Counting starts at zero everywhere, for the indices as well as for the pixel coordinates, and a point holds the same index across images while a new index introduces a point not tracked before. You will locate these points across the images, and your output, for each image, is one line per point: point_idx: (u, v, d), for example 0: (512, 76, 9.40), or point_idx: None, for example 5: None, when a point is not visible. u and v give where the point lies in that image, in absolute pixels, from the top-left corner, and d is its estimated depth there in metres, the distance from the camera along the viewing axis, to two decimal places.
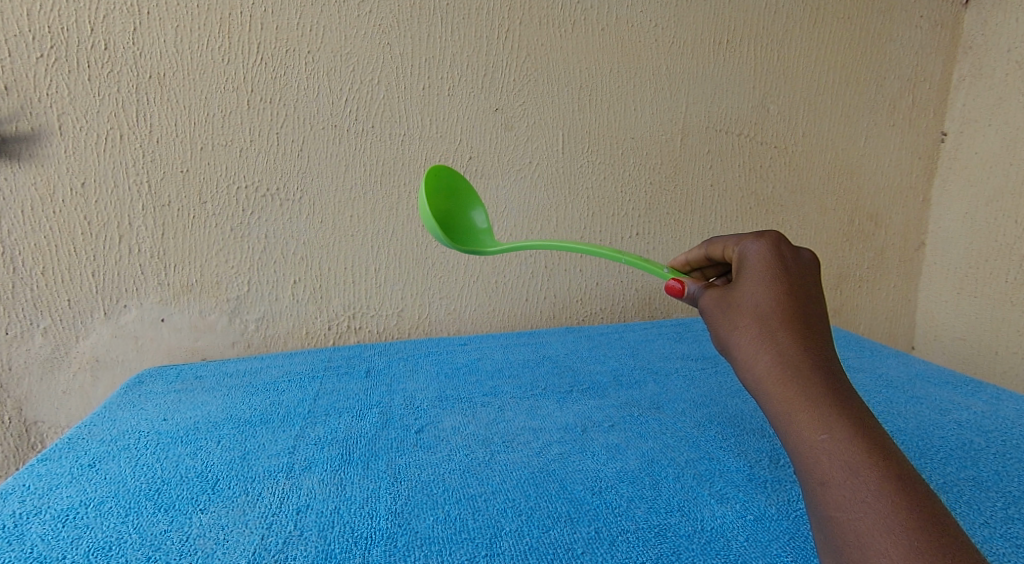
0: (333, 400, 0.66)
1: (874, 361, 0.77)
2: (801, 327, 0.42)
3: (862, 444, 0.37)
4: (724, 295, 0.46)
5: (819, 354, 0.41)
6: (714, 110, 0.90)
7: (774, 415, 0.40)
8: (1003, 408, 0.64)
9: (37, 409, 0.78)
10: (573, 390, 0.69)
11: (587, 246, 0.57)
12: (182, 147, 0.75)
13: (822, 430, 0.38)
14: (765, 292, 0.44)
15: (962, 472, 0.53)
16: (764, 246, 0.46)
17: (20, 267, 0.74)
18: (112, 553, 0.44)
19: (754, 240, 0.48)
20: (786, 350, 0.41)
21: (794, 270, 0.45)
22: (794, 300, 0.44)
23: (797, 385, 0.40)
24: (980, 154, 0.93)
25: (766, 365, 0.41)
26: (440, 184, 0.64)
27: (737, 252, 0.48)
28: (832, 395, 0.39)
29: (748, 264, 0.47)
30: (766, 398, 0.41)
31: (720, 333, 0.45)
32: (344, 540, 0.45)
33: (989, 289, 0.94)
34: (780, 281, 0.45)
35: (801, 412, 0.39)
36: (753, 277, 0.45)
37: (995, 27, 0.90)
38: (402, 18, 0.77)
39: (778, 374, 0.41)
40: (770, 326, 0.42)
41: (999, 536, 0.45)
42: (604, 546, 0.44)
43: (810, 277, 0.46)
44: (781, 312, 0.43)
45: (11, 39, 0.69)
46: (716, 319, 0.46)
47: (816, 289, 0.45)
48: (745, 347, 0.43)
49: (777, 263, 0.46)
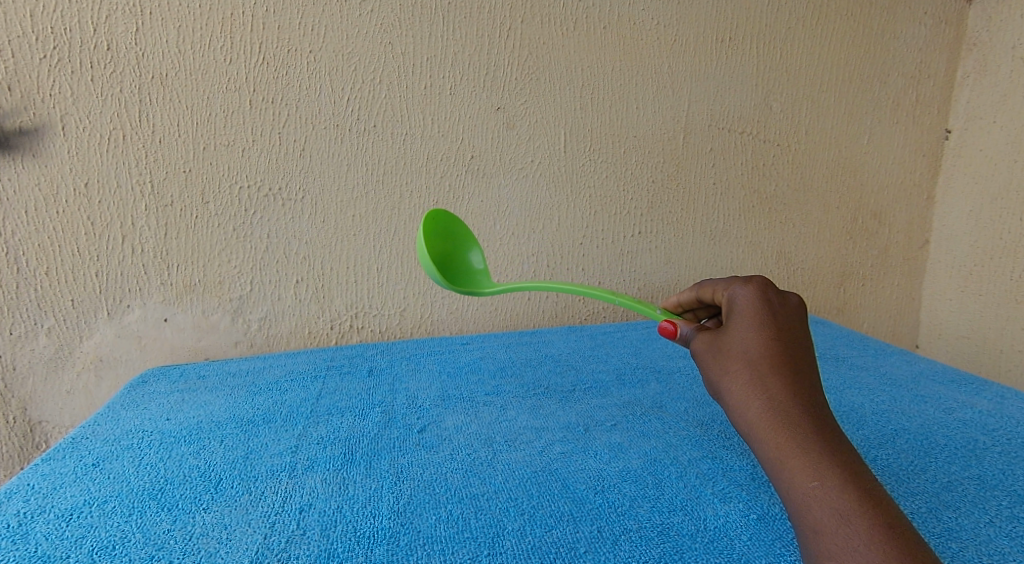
0: (336, 399, 0.66)
1: (877, 359, 0.76)
2: (789, 372, 0.45)
3: (852, 493, 0.39)
4: (715, 339, 0.49)
5: (808, 400, 0.44)
6: (716, 109, 0.90)
7: (768, 462, 0.42)
8: (1008, 407, 0.64)
9: (41, 409, 0.78)
10: (575, 389, 0.69)
11: (586, 287, 0.62)
12: (184, 147, 0.75)
13: (813, 477, 0.40)
14: (754, 337, 0.47)
15: (967, 471, 0.52)
16: (750, 291, 0.50)
17: (24, 267, 0.74)
18: (115, 552, 0.44)
19: (742, 285, 0.51)
20: (776, 396, 0.44)
21: (780, 315, 0.49)
22: (782, 345, 0.46)
23: (788, 432, 0.42)
24: (984, 151, 0.93)
25: (757, 410, 0.44)
26: (438, 228, 0.69)
27: (727, 296, 0.52)
28: (822, 442, 0.41)
29: (737, 308, 0.50)
30: (759, 444, 0.43)
31: (713, 379, 0.48)
32: (345, 539, 0.45)
33: (993, 287, 0.93)
34: (768, 326, 0.47)
35: (793, 459, 0.41)
36: (742, 323, 0.48)
37: (1000, 24, 0.90)
38: (404, 18, 0.77)
39: (769, 420, 0.43)
40: (760, 372, 0.45)
41: (1004, 536, 0.44)
42: (606, 545, 0.44)
43: (797, 321, 0.49)
44: (770, 357, 0.46)
45: (14, 40, 0.69)
46: (709, 364, 0.48)
47: (803, 333, 0.48)
48: (737, 393, 0.45)
49: (764, 308, 0.49)
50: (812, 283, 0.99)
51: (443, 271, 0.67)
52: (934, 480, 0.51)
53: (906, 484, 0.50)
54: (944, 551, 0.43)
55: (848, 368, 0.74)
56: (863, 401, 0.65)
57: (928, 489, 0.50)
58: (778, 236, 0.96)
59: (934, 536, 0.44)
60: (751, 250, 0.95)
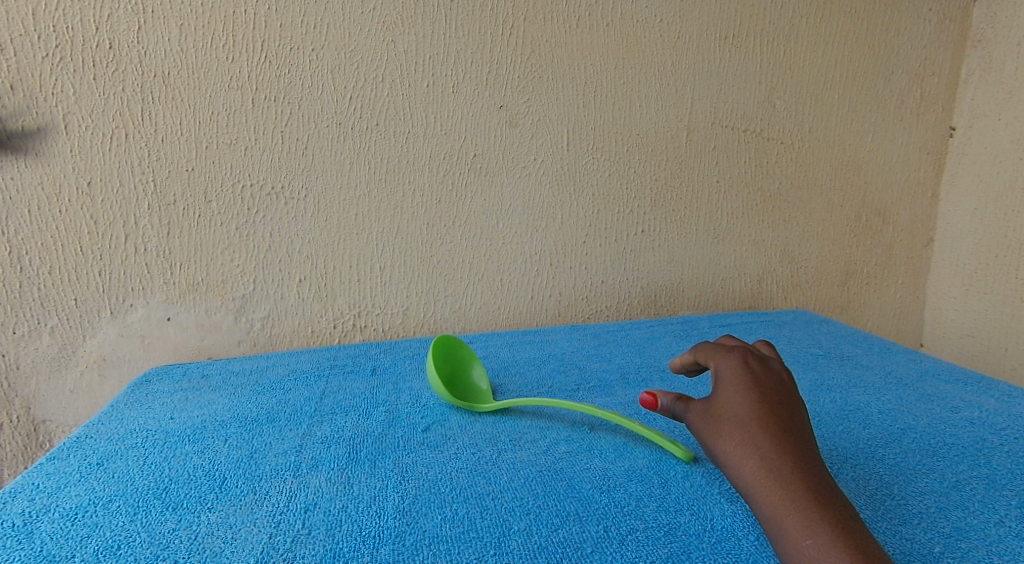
0: (340, 398, 0.66)
1: (883, 357, 0.76)
2: (779, 431, 0.46)
3: (846, 549, 0.39)
4: (704, 403, 0.50)
5: (800, 457, 0.45)
6: (720, 106, 0.89)
7: (765, 520, 0.43)
8: (1014, 405, 0.63)
9: (45, 408, 0.78)
10: (580, 388, 0.69)
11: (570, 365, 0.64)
12: (187, 146, 0.75)
13: (807, 535, 0.40)
14: (741, 399, 0.49)
15: (975, 470, 0.52)
16: (734, 356, 0.52)
17: (27, 266, 0.74)
18: (121, 552, 0.44)
19: (725, 353, 0.53)
20: (768, 453, 0.45)
21: (764, 377, 0.50)
22: (770, 406, 0.48)
23: (782, 488, 0.43)
24: (989, 148, 0.93)
25: (751, 468, 0.45)
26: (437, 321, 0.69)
27: (712, 362, 0.54)
28: (815, 499, 0.42)
29: (723, 371, 0.52)
30: (756, 502, 0.44)
31: (708, 443, 0.49)
32: (351, 539, 0.45)
33: (998, 285, 0.93)
34: (755, 389, 0.49)
35: (788, 517, 0.41)
36: (728, 387, 0.50)
37: (1006, 20, 0.90)
38: (407, 15, 0.77)
39: (762, 478, 0.44)
40: (751, 432, 0.46)
41: (1013, 535, 0.44)
42: (613, 545, 0.44)
43: (782, 384, 0.50)
44: (760, 418, 0.47)
45: (16, 39, 0.69)
46: (701, 429, 0.49)
47: (789, 393, 0.50)
48: (731, 453, 0.46)
49: (748, 372, 0.51)
50: (817, 282, 0.99)
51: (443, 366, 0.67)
52: (942, 479, 0.51)
53: (914, 484, 0.50)
54: (953, 551, 0.43)
55: (853, 367, 0.73)
56: (870, 399, 0.65)
57: (936, 488, 0.50)
58: (782, 234, 0.95)
59: (943, 536, 0.44)
60: (755, 248, 0.95)
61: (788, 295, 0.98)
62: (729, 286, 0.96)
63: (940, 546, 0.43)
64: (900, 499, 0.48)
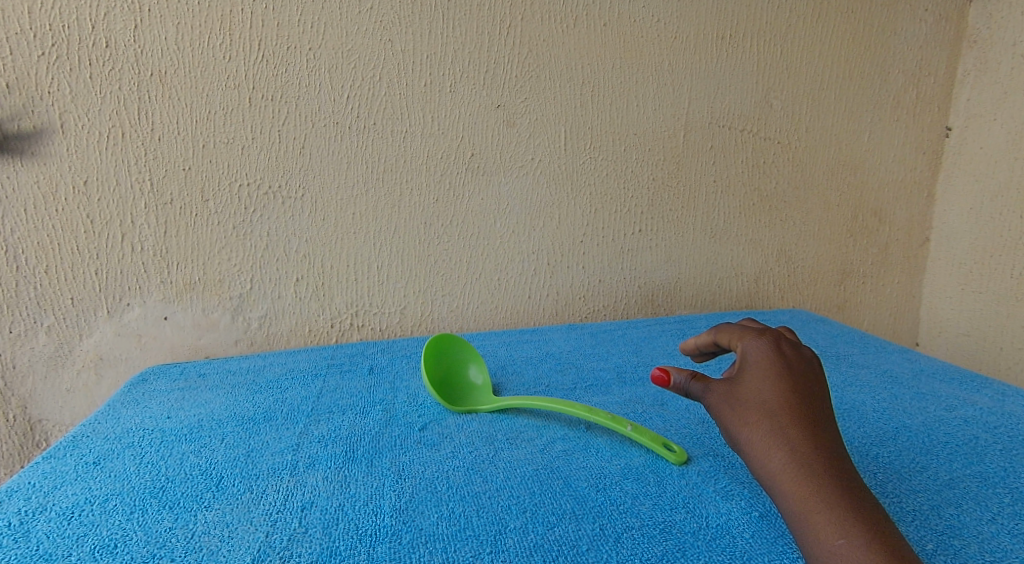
0: (337, 397, 0.66)
1: (878, 356, 0.76)
2: (810, 424, 0.46)
3: (877, 550, 0.39)
4: (730, 388, 0.49)
5: (830, 452, 0.44)
6: (717, 106, 0.90)
7: (791, 515, 0.43)
8: (1009, 404, 0.64)
9: (41, 408, 0.78)
10: (577, 387, 0.69)
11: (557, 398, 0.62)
12: (184, 145, 0.75)
13: (839, 535, 0.40)
14: (771, 389, 0.48)
15: (969, 467, 0.52)
16: (765, 342, 0.51)
17: (23, 265, 0.74)
18: (117, 551, 0.44)
19: (754, 337, 0.52)
20: (798, 446, 0.45)
21: (795, 366, 0.49)
22: (800, 397, 0.47)
23: (812, 484, 0.43)
24: (985, 148, 0.93)
25: (780, 462, 0.44)
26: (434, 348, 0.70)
27: (739, 346, 0.52)
28: (846, 497, 0.42)
29: (751, 357, 0.50)
30: (782, 496, 0.44)
31: (730, 429, 0.48)
32: (348, 537, 0.45)
33: (993, 284, 0.93)
34: (786, 378, 0.48)
35: (818, 515, 0.42)
36: (757, 375, 0.49)
37: (1001, 21, 0.90)
38: (404, 15, 0.77)
39: (792, 472, 0.44)
40: (781, 423, 0.46)
41: (1005, 532, 0.45)
42: (608, 543, 0.44)
43: (812, 374, 0.49)
44: (790, 410, 0.46)
45: (12, 38, 0.69)
46: (725, 414, 0.49)
47: (818, 383, 0.49)
48: (757, 443, 0.46)
49: (778, 360, 0.50)
50: (813, 281, 0.99)
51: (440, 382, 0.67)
52: (935, 477, 0.51)
53: (907, 481, 0.50)
54: (946, 548, 0.43)
55: (848, 366, 0.74)
56: (865, 398, 0.65)
57: (929, 486, 0.50)
58: (778, 233, 0.96)
59: (935, 533, 0.44)
60: (752, 247, 0.95)
61: (785, 295, 0.99)
62: (726, 285, 0.96)
63: (933, 543, 0.43)
64: (893, 496, 0.48)
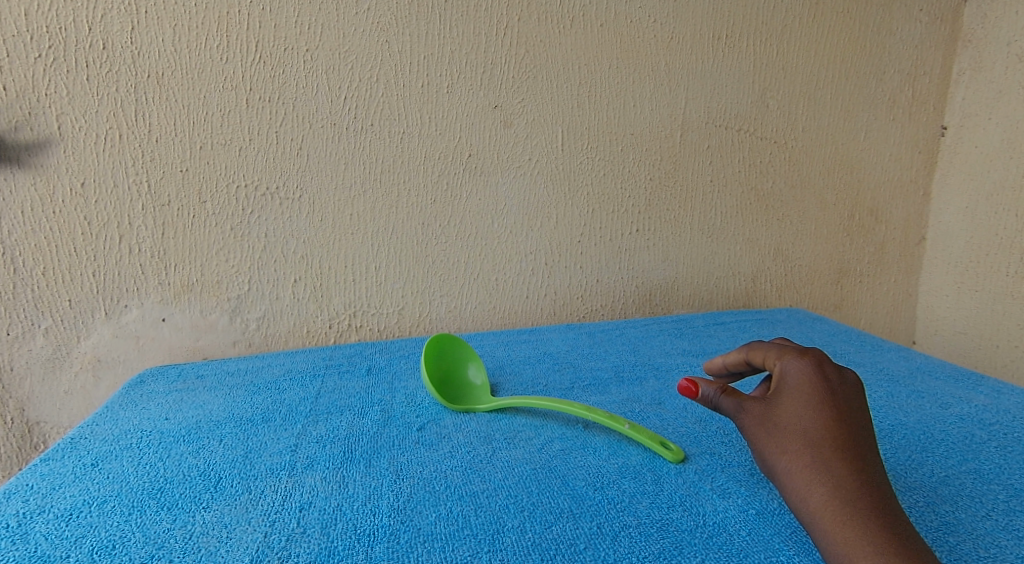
0: (335, 398, 0.66)
1: (875, 355, 0.77)
2: (852, 458, 0.45)
3: None
4: (767, 413, 0.49)
5: (873, 488, 0.43)
6: (713, 106, 0.90)
7: (831, 551, 0.42)
8: (1004, 401, 0.64)
9: (39, 409, 0.78)
10: (575, 387, 0.69)
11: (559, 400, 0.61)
12: (181, 146, 0.75)
13: None
14: (812, 417, 0.47)
15: (964, 465, 0.53)
16: (807, 365, 0.50)
17: (20, 267, 0.74)
18: (115, 552, 0.44)
19: (795, 358, 0.51)
20: (839, 480, 0.44)
21: (838, 393, 0.49)
22: (842, 428, 0.46)
23: (853, 520, 0.42)
24: (980, 147, 0.94)
25: (820, 495, 0.43)
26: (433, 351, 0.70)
27: (778, 367, 0.51)
28: (890, 536, 0.41)
29: (791, 381, 0.50)
30: (822, 531, 0.42)
31: (768, 457, 0.47)
32: (345, 538, 0.45)
33: (989, 283, 0.94)
34: (828, 406, 0.47)
35: (860, 553, 0.40)
36: (798, 400, 0.48)
37: (996, 20, 0.90)
38: (401, 16, 0.77)
39: (833, 506, 0.43)
40: (823, 454, 0.45)
41: (1001, 529, 0.45)
42: (605, 541, 0.44)
43: (856, 403, 0.49)
44: (832, 441, 0.46)
45: (9, 40, 0.69)
46: (762, 441, 0.48)
47: (861, 413, 0.48)
48: (797, 475, 0.45)
49: (820, 385, 0.49)
50: (810, 280, 0.99)
51: (442, 382, 0.67)
52: (931, 474, 0.51)
53: (904, 479, 0.51)
54: (942, 545, 0.43)
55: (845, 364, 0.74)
56: None
57: (926, 483, 0.50)
58: (775, 233, 0.96)
59: (931, 530, 0.45)
60: (749, 247, 0.96)
61: (782, 294, 0.99)
62: (723, 285, 0.96)
63: (929, 540, 0.44)
64: None
